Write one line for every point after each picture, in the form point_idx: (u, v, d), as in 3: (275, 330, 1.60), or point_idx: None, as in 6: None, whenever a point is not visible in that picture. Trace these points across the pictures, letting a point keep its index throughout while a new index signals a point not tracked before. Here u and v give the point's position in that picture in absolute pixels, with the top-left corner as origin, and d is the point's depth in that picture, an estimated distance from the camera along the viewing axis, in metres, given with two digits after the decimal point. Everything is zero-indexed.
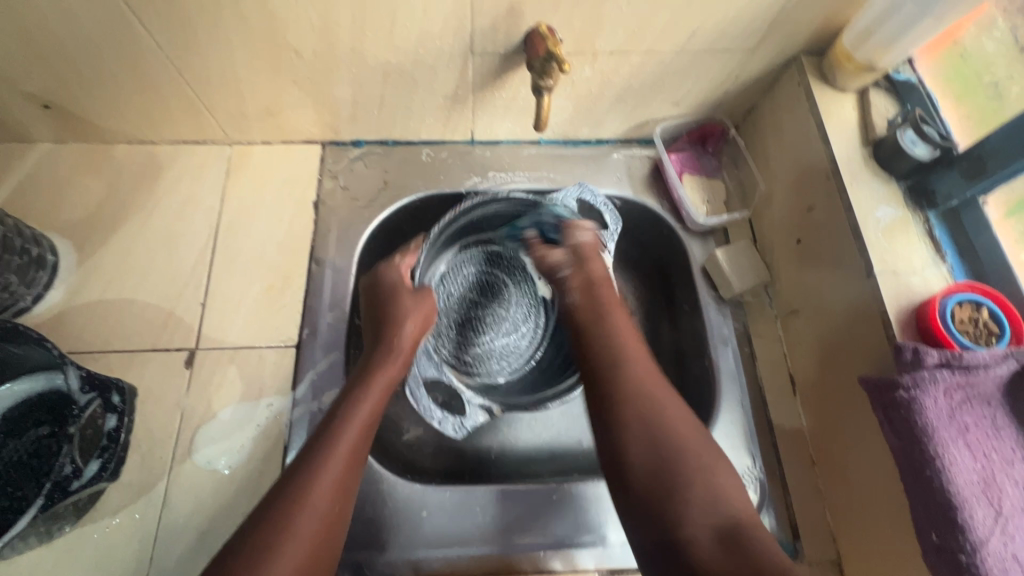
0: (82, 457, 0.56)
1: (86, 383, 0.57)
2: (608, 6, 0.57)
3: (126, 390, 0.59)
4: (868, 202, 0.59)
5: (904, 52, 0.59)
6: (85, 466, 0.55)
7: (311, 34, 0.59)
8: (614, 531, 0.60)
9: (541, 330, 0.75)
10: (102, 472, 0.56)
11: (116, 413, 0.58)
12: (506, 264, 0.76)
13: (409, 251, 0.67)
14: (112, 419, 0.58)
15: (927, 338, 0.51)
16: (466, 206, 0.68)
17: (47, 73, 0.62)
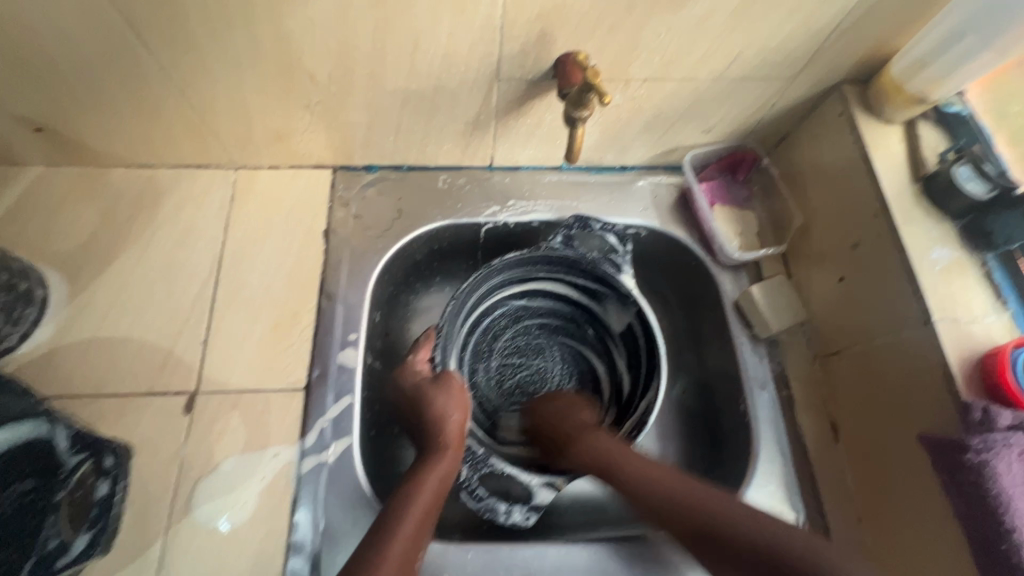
0: (71, 529, 0.52)
1: (77, 443, 0.55)
2: (647, 32, 0.54)
3: (120, 451, 0.56)
4: (922, 242, 0.55)
5: (958, 84, 0.56)
6: (73, 541, 0.52)
7: (327, 58, 0.54)
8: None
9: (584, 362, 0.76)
10: (89, 547, 0.52)
11: (108, 479, 0.54)
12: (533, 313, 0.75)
13: (419, 345, 0.63)
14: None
15: (995, 396, 0.47)
16: (478, 287, 0.65)
17: (41, 95, 0.57)
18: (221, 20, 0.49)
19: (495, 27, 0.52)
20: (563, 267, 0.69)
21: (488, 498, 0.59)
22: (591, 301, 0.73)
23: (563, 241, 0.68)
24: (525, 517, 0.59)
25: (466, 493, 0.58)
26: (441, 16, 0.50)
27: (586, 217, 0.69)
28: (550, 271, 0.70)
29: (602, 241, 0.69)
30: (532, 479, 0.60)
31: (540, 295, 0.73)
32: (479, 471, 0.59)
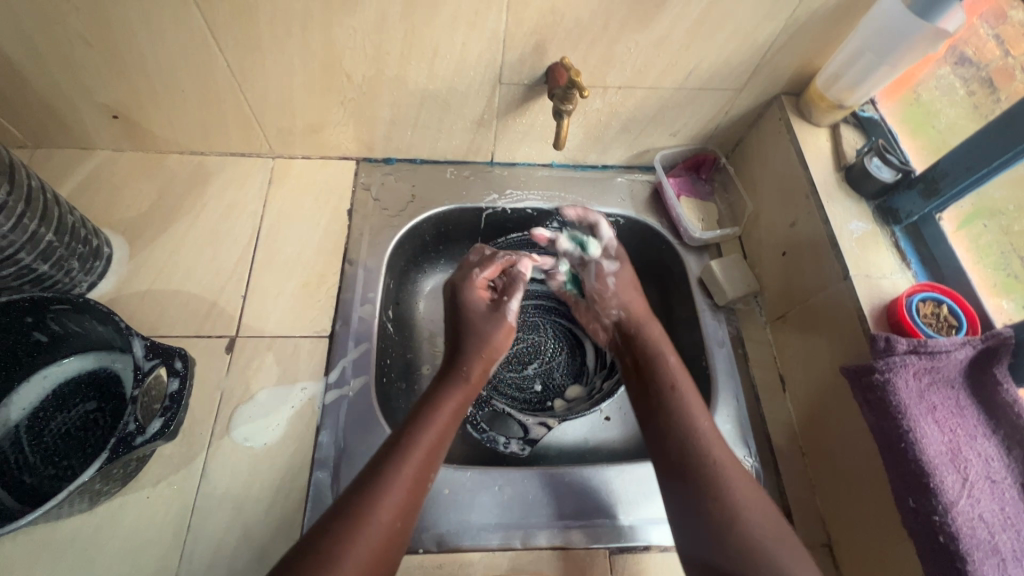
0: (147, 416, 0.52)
1: (150, 350, 0.54)
2: (618, 47, 0.67)
3: (188, 357, 0.54)
4: (843, 217, 0.68)
5: (867, 93, 0.70)
6: (148, 425, 0.51)
7: (363, 61, 0.68)
8: (622, 512, 0.65)
9: (574, 342, 0.87)
10: (163, 430, 0.51)
11: (178, 377, 0.53)
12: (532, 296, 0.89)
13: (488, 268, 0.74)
14: (174, 383, 0.53)
15: (897, 329, 0.59)
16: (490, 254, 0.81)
17: (125, 86, 0.70)
18: (283, 27, 0.63)
19: (499, 38, 0.65)
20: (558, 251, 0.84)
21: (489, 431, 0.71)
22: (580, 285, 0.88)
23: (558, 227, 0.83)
24: (521, 448, 0.70)
25: (469, 426, 0.71)
26: (456, 29, 0.64)
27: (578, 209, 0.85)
28: (545, 254, 0.86)
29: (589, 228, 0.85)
30: (528, 418, 0.72)
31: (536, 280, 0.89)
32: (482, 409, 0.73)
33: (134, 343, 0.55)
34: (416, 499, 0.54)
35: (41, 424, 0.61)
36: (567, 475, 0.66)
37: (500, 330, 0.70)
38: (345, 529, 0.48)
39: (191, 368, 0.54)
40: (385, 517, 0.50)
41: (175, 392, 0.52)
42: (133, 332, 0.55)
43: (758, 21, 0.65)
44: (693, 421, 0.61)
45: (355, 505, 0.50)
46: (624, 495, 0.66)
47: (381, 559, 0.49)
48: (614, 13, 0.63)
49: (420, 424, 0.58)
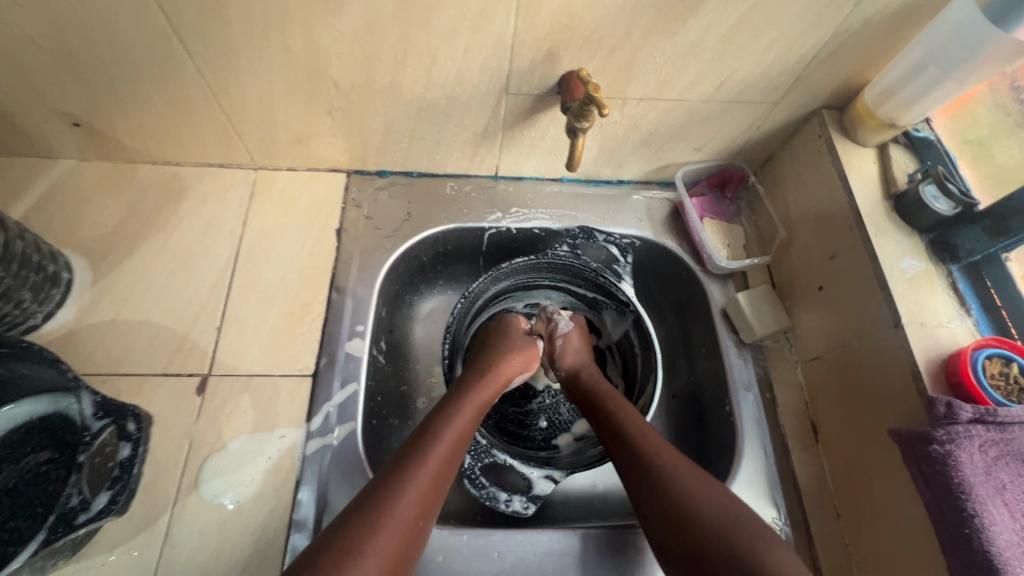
0: (91, 488, 0.54)
1: (100, 408, 0.57)
2: (642, 55, 0.59)
3: (142, 416, 0.58)
4: (893, 253, 0.60)
5: (924, 112, 0.61)
6: (93, 498, 0.54)
7: (351, 67, 0.60)
8: None
9: None
10: (109, 505, 0.54)
11: (130, 442, 0.56)
12: None
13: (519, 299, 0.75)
14: (126, 449, 0.56)
15: (960, 393, 0.51)
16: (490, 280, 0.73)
17: (84, 92, 0.62)
18: (258, 28, 0.54)
19: (506, 44, 0.57)
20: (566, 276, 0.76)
21: (489, 487, 0.61)
22: (591, 310, 0.79)
23: (566, 250, 0.73)
24: (524, 507, 0.61)
25: (468, 481, 0.61)
26: (457, 33, 0.56)
27: (590, 229, 0.74)
28: (553, 277, 0.76)
29: (603, 251, 0.74)
30: (532, 470, 0.64)
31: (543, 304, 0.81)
32: (482, 461, 0.63)
33: (83, 400, 0.56)
34: (438, 496, 0.49)
35: None
36: (579, 539, 0.61)
37: (526, 352, 0.67)
38: (366, 522, 0.43)
39: (144, 432, 0.58)
40: (408, 510, 0.45)
41: (125, 459, 0.56)
42: (81, 385, 0.56)
43: (805, 28, 0.57)
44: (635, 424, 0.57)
45: (369, 507, 0.45)
46: (639, 563, 0.60)
47: (401, 561, 0.43)
48: (641, 17, 0.54)
49: (445, 416, 0.55)
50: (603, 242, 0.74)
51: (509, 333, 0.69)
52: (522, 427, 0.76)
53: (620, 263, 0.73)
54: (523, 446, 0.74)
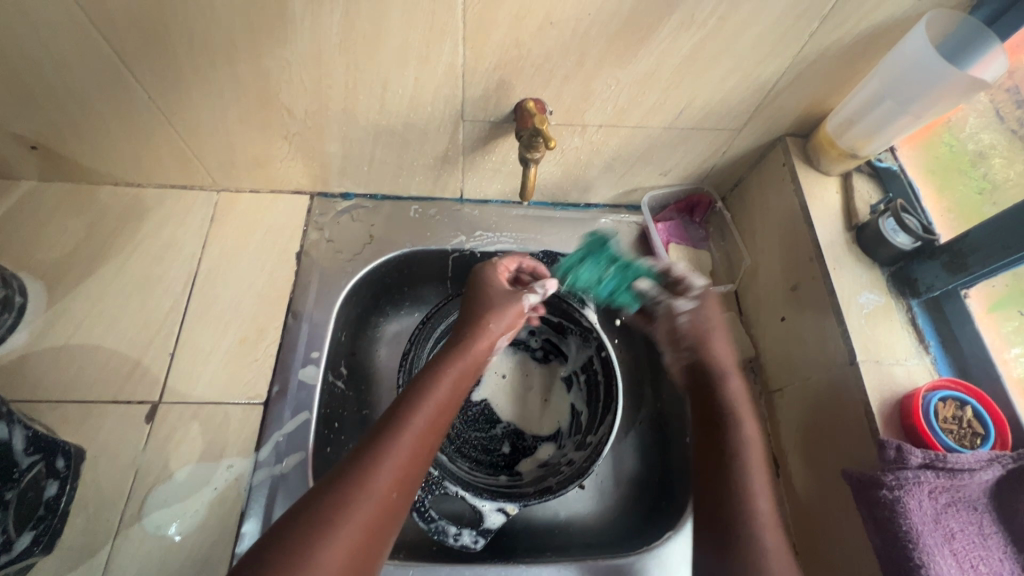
0: (16, 528, 0.54)
1: (31, 444, 0.57)
2: (596, 84, 0.58)
3: (73, 454, 0.58)
4: (851, 287, 0.59)
5: (886, 142, 0.60)
6: (17, 537, 0.54)
7: (302, 94, 0.59)
8: None
9: (550, 400, 0.78)
10: (33, 544, 0.54)
11: (58, 480, 0.56)
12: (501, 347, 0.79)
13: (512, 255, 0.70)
14: (53, 486, 0.56)
15: (911, 436, 0.50)
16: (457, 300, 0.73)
17: (37, 116, 0.62)
18: (204, 56, 0.54)
19: (457, 73, 0.56)
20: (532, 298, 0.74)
21: (438, 521, 0.63)
22: (557, 335, 0.78)
23: None
24: (472, 542, 0.62)
25: (416, 515, 0.62)
26: (406, 62, 0.55)
27: (553, 252, 0.76)
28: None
29: (569, 276, 0.74)
30: (485, 502, 0.63)
31: None
32: (433, 492, 0.63)
33: (14, 435, 0.57)
34: (419, 466, 0.49)
35: None
36: None
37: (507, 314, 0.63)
38: (343, 493, 0.44)
39: (74, 467, 0.57)
40: (387, 482, 0.46)
41: (51, 499, 0.56)
42: (14, 421, 0.57)
43: (761, 57, 0.56)
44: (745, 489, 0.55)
45: (340, 484, 0.44)
46: None
47: (379, 533, 0.44)
48: (589, 48, 0.54)
49: (425, 385, 0.54)
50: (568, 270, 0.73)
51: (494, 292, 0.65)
52: (483, 453, 0.74)
53: (585, 288, 0.73)
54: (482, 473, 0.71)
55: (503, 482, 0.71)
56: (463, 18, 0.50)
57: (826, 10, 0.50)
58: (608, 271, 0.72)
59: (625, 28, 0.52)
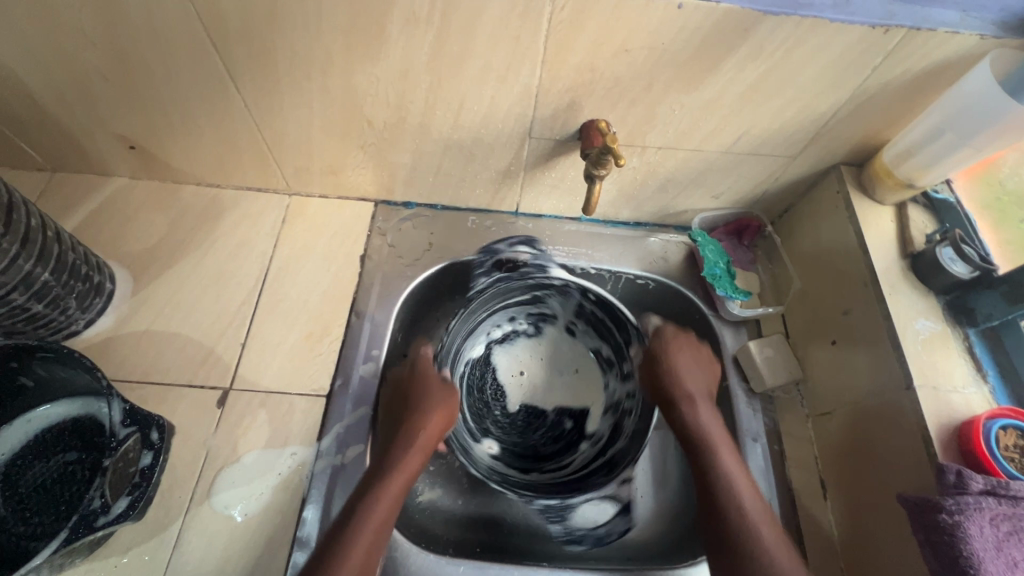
0: (111, 493, 0.53)
1: (127, 416, 0.54)
2: (661, 108, 0.61)
3: (166, 427, 0.55)
4: (908, 314, 0.60)
5: (942, 174, 0.62)
6: (113, 502, 0.52)
7: (384, 107, 0.63)
8: None
9: (574, 365, 0.81)
10: (128, 510, 0.52)
11: (152, 452, 0.54)
12: (498, 357, 0.80)
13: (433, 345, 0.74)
14: (146, 458, 0.54)
15: (972, 462, 0.50)
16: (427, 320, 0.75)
17: (141, 120, 0.67)
18: (303, 71, 0.59)
19: (531, 93, 0.60)
20: (496, 297, 0.79)
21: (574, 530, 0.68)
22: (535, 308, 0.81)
23: (482, 276, 0.78)
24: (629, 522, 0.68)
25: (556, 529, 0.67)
26: (486, 81, 0.59)
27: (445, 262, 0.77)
28: (488, 307, 0.79)
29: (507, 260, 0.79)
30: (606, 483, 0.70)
31: (496, 338, 0.81)
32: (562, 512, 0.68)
33: (112, 406, 0.53)
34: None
35: (18, 472, 0.59)
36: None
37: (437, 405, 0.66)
38: None
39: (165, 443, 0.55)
40: None
41: (146, 468, 0.54)
42: (113, 393, 0.54)
43: (822, 89, 0.58)
44: (759, 528, 0.57)
45: None
46: None
47: None
48: (660, 74, 0.57)
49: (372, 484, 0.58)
50: (478, 270, 0.78)
51: (427, 387, 0.68)
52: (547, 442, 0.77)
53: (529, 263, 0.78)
54: (573, 466, 0.75)
55: (591, 452, 0.75)
56: (545, 43, 0.54)
57: (891, 46, 0.53)
58: (721, 262, 0.77)
59: (696, 57, 0.55)
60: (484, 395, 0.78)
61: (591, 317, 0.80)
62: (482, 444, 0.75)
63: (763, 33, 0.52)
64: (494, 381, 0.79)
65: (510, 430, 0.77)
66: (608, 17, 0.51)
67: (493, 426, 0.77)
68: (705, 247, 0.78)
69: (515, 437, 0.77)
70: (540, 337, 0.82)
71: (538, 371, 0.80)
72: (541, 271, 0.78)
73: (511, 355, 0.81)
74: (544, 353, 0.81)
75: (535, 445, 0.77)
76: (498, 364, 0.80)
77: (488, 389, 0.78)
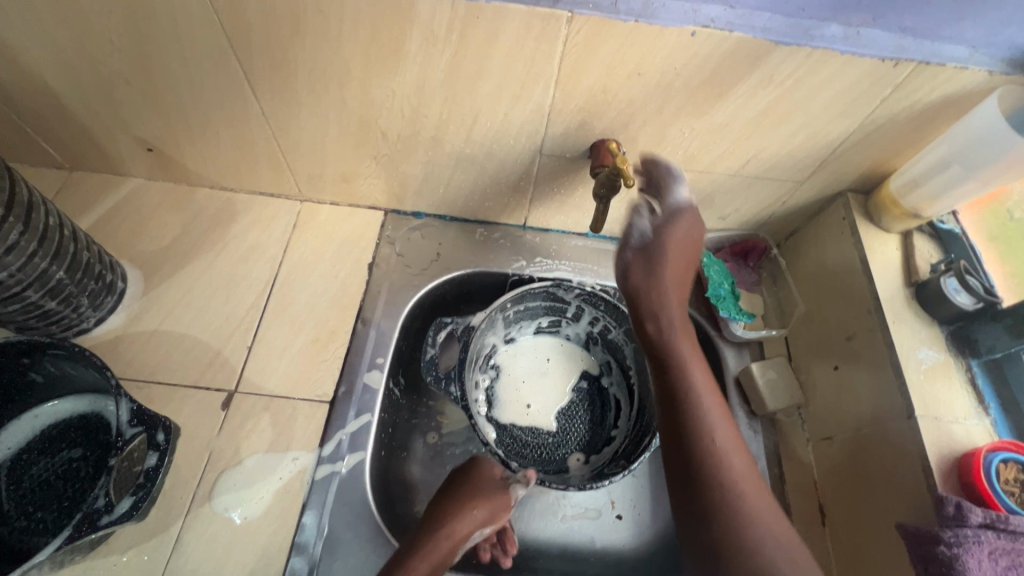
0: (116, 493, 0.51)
1: (135, 416, 0.53)
2: (671, 130, 0.62)
3: (172, 428, 0.54)
4: (910, 342, 0.60)
5: (949, 206, 0.62)
6: (117, 502, 0.51)
7: (399, 120, 0.64)
8: None
9: (550, 358, 0.83)
10: (131, 511, 0.51)
11: (157, 453, 0.53)
12: (492, 408, 0.78)
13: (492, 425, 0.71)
14: (152, 458, 0.54)
15: (970, 495, 0.50)
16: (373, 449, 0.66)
17: (160, 124, 0.69)
18: (320, 82, 0.60)
19: (544, 111, 0.61)
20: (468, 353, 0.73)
21: None
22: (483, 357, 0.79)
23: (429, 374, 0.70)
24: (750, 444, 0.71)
25: None
26: (499, 98, 0.60)
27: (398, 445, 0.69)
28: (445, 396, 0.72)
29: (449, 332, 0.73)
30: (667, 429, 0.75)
31: (485, 403, 0.78)
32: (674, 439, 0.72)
33: (120, 407, 0.53)
34: None
35: (23, 467, 0.59)
36: None
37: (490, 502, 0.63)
38: None
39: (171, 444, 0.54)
40: None
41: (150, 470, 0.53)
42: (120, 393, 0.54)
43: (830, 118, 0.59)
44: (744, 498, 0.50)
45: None
46: None
47: None
48: (671, 98, 0.58)
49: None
50: (427, 359, 0.71)
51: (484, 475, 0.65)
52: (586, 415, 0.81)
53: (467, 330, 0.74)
54: (620, 427, 0.80)
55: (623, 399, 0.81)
56: (559, 64, 0.55)
57: (901, 79, 0.54)
58: (725, 283, 0.78)
59: (708, 82, 0.56)
60: (531, 449, 0.77)
61: (522, 313, 0.81)
62: (572, 463, 0.78)
63: (775, 62, 0.53)
64: (508, 428, 0.77)
65: (559, 436, 0.79)
66: (622, 41, 0.52)
67: (547, 445, 0.78)
68: (712, 266, 0.78)
69: (566, 437, 0.79)
70: (503, 362, 0.82)
71: (539, 392, 0.81)
72: (469, 330, 0.74)
73: (499, 394, 0.80)
74: (523, 374, 0.81)
75: (583, 435, 0.80)
76: (495, 407, 0.78)
77: (521, 439, 0.77)
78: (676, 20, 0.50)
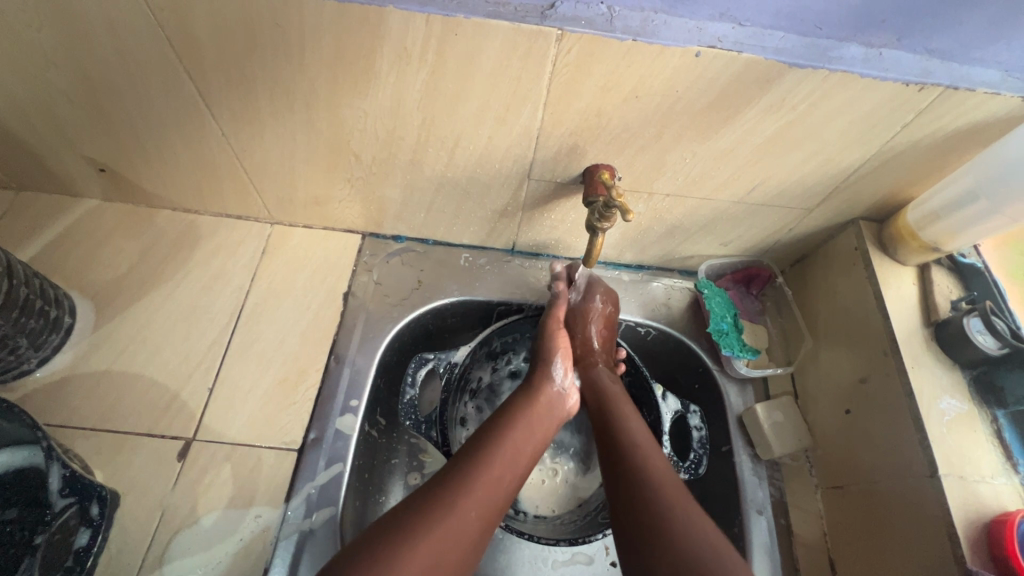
0: None
1: (67, 485, 0.52)
2: (672, 156, 0.57)
3: (107, 499, 0.53)
4: (931, 389, 0.55)
5: (971, 240, 0.58)
6: None
7: (373, 142, 0.59)
8: None
9: None
10: None
11: (90, 530, 0.52)
12: None
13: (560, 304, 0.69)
14: (84, 535, 0.52)
15: (1003, 569, 0.46)
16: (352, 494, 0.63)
17: (109, 143, 0.62)
18: (285, 104, 0.54)
19: (531, 136, 0.55)
20: (450, 392, 0.70)
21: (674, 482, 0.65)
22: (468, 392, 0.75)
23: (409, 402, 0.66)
24: (760, 482, 0.65)
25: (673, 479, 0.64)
26: (483, 122, 0.54)
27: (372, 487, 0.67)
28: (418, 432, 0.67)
29: (423, 366, 0.69)
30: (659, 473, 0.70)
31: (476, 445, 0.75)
32: None
33: (51, 474, 0.52)
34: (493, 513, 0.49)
35: None
36: None
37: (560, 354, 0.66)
38: (432, 509, 0.46)
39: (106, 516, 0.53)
40: (466, 510, 0.47)
41: (81, 549, 0.51)
42: (53, 457, 0.52)
43: (845, 144, 0.54)
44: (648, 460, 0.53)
45: (413, 514, 0.45)
46: None
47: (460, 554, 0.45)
48: (671, 122, 0.52)
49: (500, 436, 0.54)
50: (406, 401, 0.67)
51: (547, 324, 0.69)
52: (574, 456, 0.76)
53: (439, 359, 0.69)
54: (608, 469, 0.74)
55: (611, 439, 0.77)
56: (549, 85, 0.49)
57: (925, 104, 0.48)
58: (727, 315, 0.73)
59: (712, 107, 0.50)
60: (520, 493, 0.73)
61: (507, 345, 0.76)
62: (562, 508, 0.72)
63: (787, 85, 0.47)
64: None
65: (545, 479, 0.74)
66: (618, 62, 0.46)
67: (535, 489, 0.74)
68: (710, 296, 0.74)
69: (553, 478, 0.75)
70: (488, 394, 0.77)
71: None
72: (444, 359, 0.70)
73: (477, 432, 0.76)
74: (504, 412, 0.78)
75: (578, 470, 0.76)
76: None
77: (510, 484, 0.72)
78: (679, 39, 0.44)
